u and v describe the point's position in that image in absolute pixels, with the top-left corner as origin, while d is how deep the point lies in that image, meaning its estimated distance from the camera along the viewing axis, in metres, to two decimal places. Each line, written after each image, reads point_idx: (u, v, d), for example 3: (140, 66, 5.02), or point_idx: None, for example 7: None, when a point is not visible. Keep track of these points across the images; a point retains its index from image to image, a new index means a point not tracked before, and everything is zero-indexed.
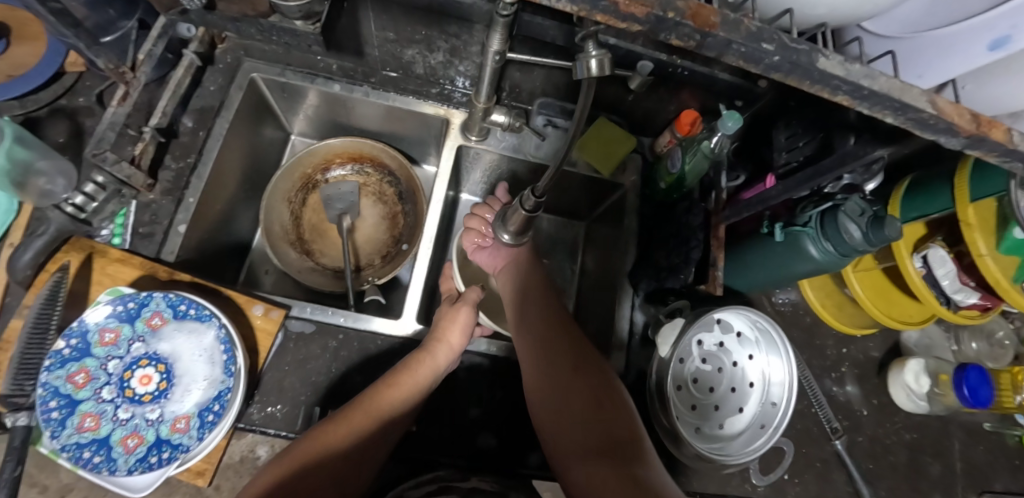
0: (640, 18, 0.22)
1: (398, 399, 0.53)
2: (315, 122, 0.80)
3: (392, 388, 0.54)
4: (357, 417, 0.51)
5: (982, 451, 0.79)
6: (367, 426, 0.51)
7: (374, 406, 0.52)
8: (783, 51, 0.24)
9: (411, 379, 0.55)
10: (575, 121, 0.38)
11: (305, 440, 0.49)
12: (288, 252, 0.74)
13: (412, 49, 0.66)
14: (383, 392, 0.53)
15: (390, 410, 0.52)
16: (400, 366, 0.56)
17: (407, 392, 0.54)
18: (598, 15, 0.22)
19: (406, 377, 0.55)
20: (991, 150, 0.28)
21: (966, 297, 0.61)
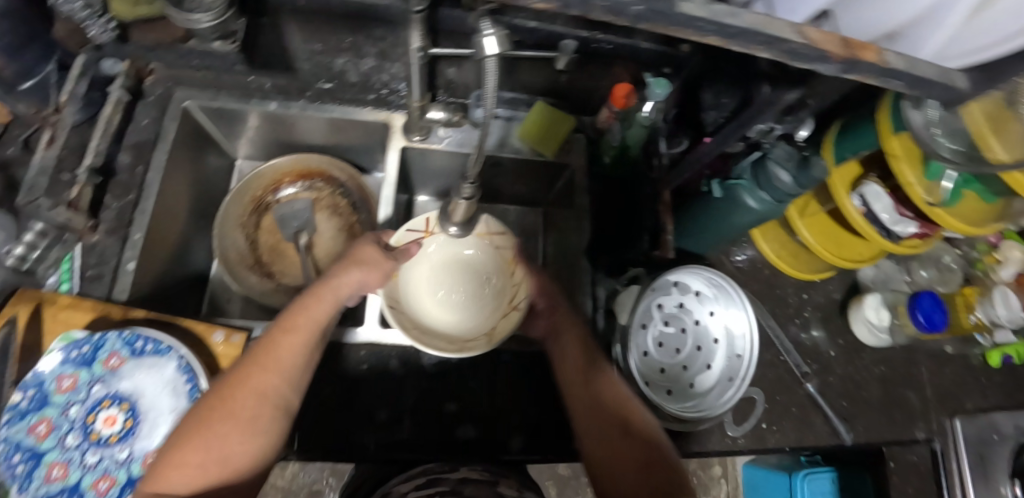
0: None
1: (288, 365, 0.50)
2: (259, 143, 0.79)
3: (285, 335, 0.51)
4: (253, 369, 0.49)
5: (949, 374, 0.82)
6: (263, 377, 0.48)
7: (247, 374, 0.48)
8: (645, 1, 0.24)
9: (296, 335, 0.51)
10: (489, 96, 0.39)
11: (192, 419, 0.46)
12: (248, 277, 0.74)
13: (342, 57, 0.66)
14: (264, 361, 0.49)
15: (283, 373, 0.50)
16: (282, 322, 0.52)
17: (288, 353, 0.50)
18: None
19: (284, 333, 0.51)
20: (866, 73, 0.29)
21: (905, 227, 0.63)
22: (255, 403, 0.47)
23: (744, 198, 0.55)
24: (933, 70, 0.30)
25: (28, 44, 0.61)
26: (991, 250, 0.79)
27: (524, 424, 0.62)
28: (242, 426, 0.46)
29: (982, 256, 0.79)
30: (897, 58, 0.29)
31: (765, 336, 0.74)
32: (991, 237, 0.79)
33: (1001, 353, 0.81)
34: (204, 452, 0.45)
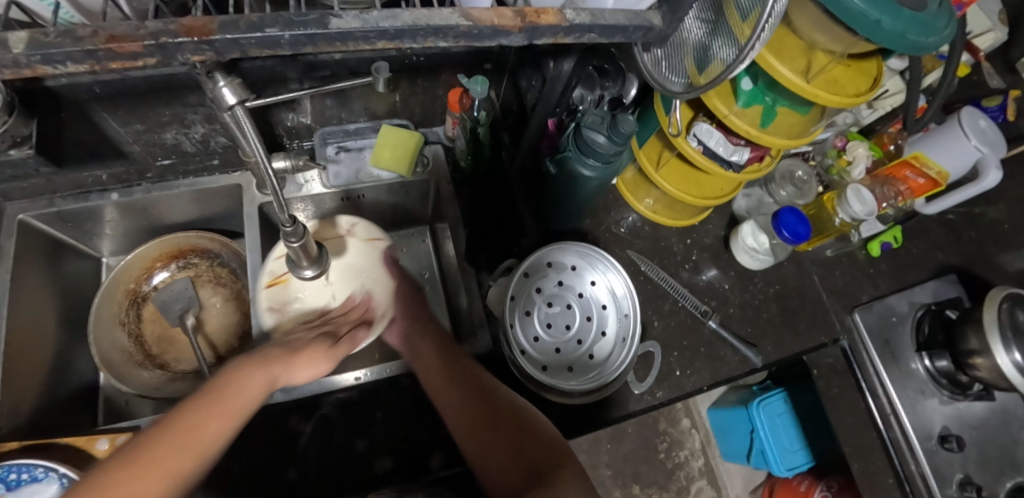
0: (140, 52, 0.24)
1: (220, 426, 0.40)
2: (120, 237, 0.77)
3: (208, 405, 0.40)
4: (215, 402, 0.41)
5: (839, 275, 0.87)
6: (225, 421, 0.40)
7: (189, 431, 0.38)
8: (291, 28, 0.25)
9: (260, 380, 0.44)
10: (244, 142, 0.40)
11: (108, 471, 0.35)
12: (139, 374, 0.72)
13: (169, 130, 0.65)
14: (207, 413, 0.40)
15: (212, 445, 0.39)
16: (243, 369, 0.44)
17: (240, 406, 0.42)
18: (105, 62, 0.24)
19: (224, 388, 0.42)
20: (555, 34, 0.30)
21: (742, 155, 0.67)
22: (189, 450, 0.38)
23: (578, 168, 0.57)
24: (623, 16, 0.32)
25: None
26: (840, 154, 0.86)
27: (441, 440, 0.62)
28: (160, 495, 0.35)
29: (835, 161, 0.86)
30: (579, 13, 0.30)
31: (661, 289, 0.77)
32: (837, 143, 0.86)
33: (878, 242, 0.88)
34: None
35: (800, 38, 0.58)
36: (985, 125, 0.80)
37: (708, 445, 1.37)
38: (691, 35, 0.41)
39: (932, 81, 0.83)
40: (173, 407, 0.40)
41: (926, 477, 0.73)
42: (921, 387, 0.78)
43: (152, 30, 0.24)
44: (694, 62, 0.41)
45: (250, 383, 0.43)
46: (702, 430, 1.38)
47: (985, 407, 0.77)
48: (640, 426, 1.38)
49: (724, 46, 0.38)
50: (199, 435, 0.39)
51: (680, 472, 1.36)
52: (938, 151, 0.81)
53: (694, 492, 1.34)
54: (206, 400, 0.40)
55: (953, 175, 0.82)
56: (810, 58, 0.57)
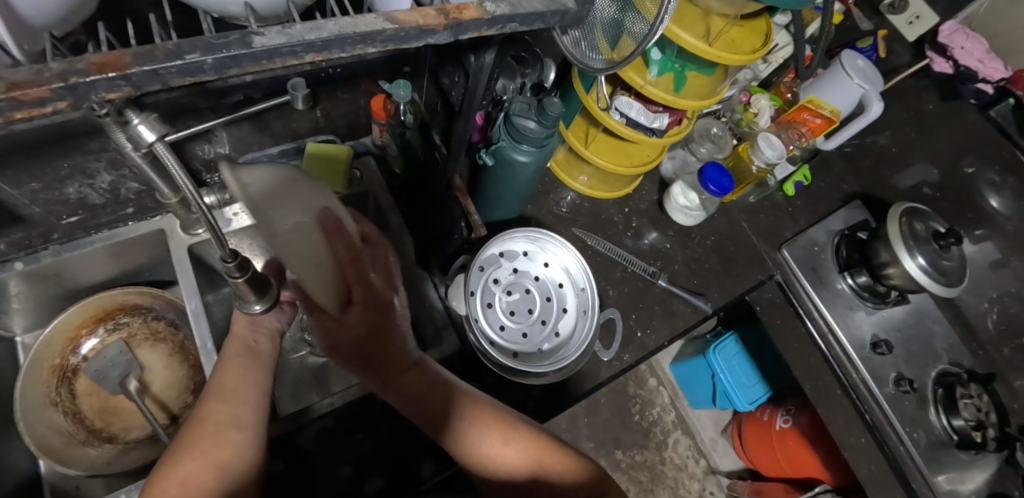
0: (48, 97, 0.21)
1: (252, 400, 0.50)
2: (31, 309, 0.69)
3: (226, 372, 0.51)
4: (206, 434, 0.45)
5: (764, 217, 0.95)
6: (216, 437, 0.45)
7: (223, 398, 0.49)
8: (213, 52, 0.24)
9: (235, 376, 0.50)
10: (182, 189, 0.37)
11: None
12: (85, 453, 0.66)
13: (71, 184, 0.60)
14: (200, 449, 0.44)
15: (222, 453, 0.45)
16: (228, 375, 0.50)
17: (227, 418, 0.47)
18: (11, 115, 0.21)
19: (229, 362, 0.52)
20: (478, 28, 0.31)
21: (662, 121, 0.71)
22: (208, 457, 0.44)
23: (513, 155, 0.58)
24: (540, 3, 0.34)
25: None
26: (747, 108, 0.93)
27: (427, 446, 0.62)
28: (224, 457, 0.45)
29: (743, 115, 0.93)
30: (498, 5, 0.32)
31: (610, 258, 0.81)
32: (742, 98, 0.93)
33: (791, 182, 0.97)
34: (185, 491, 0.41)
35: (696, 5, 0.62)
36: (863, 64, 0.89)
37: (676, 398, 1.45)
38: (603, 12, 0.43)
39: (813, 30, 0.92)
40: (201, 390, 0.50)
41: (866, 382, 0.82)
42: (848, 303, 0.87)
43: (59, 72, 0.21)
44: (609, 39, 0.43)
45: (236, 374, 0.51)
46: (669, 385, 1.46)
47: (903, 310, 0.88)
48: (613, 394, 1.43)
49: (634, 19, 0.42)
50: (235, 401, 0.49)
51: (656, 428, 1.43)
52: (829, 93, 0.90)
53: (672, 444, 1.42)
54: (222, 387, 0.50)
55: (844, 112, 0.92)
56: (709, 23, 0.62)
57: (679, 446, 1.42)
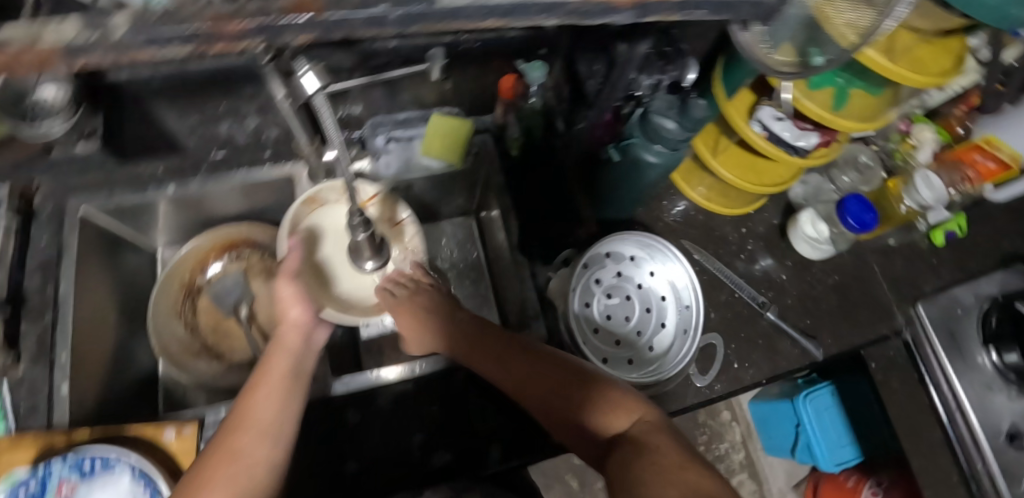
0: (246, 34, 0.23)
1: (277, 414, 0.49)
2: (173, 229, 0.78)
3: (251, 394, 0.50)
4: (221, 456, 0.46)
5: (899, 264, 0.84)
6: (241, 443, 0.46)
7: (255, 387, 0.50)
8: (399, 6, 0.24)
9: (264, 400, 0.49)
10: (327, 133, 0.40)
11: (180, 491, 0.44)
12: (196, 364, 0.73)
13: (224, 123, 0.66)
14: (213, 479, 0.44)
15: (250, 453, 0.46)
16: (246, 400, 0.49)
17: (240, 456, 0.46)
18: (215, 45, 0.23)
19: (264, 375, 0.51)
20: (664, 11, 0.28)
21: (809, 141, 0.64)
22: (230, 466, 0.45)
23: (644, 155, 0.56)
24: None
25: None
26: (905, 138, 0.82)
27: (499, 432, 0.61)
28: (236, 472, 0.45)
29: (898, 146, 0.82)
30: None
31: (716, 279, 0.75)
32: (901, 126, 0.81)
33: (942, 230, 0.83)
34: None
35: None
36: None
37: (748, 438, 1.35)
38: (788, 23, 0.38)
39: None
40: (230, 404, 0.50)
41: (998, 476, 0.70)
42: (987, 383, 0.73)
43: (258, 10, 0.22)
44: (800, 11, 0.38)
45: (278, 361, 0.53)
46: (743, 423, 1.36)
47: None
48: (679, 419, 1.36)
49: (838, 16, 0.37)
50: (259, 422, 0.48)
51: (719, 464, 1.34)
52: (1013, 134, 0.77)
53: (735, 485, 1.32)
54: (248, 387, 0.51)
55: None
56: (894, 36, 0.54)
57: (741, 490, 1.32)
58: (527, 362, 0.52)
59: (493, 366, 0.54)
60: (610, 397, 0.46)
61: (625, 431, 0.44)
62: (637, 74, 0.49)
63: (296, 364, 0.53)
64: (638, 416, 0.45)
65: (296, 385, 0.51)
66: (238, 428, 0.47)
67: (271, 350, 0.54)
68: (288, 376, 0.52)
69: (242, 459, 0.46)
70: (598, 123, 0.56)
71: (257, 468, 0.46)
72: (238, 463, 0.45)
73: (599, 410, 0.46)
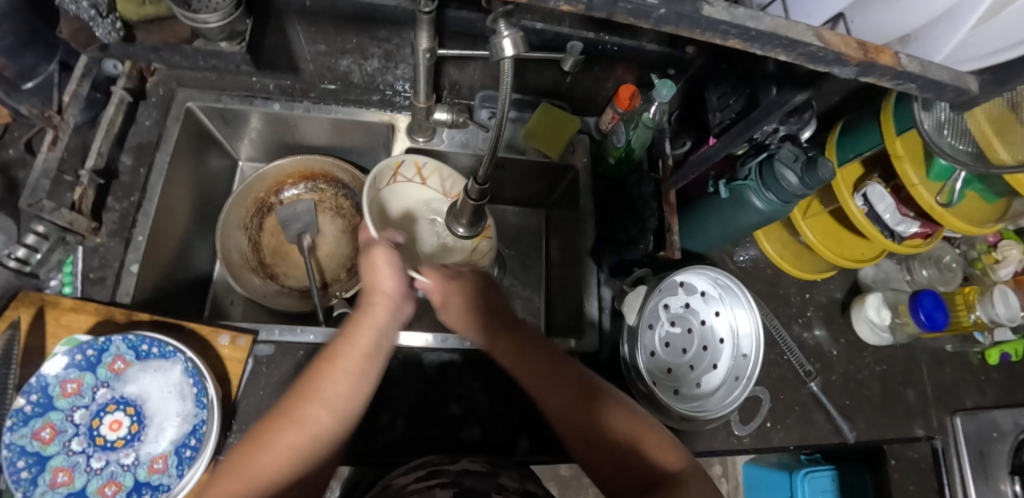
0: None
1: (348, 393, 0.47)
2: (261, 145, 0.79)
3: (328, 367, 0.47)
4: (284, 430, 0.44)
5: (948, 372, 0.82)
6: (293, 437, 0.44)
7: (338, 357, 0.48)
8: (668, 3, 0.23)
9: (342, 385, 0.47)
10: (499, 108, 0.37)
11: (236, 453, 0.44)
12: (251, 278, 0.75)
13: (346, 58, 0.66)
14: (269, 446, 0.43)
15: (321, 439, 0.45)
16: (316, 375, 0.47)
17: (305, 436, 0.44)
18: None
19: (346, 349, 0.48)
20: (881, 75, 0.29)
21: (908, 227, 0.63)
22: (298, 439, 0.44)
23: (752, 198, 0.56)
24: (946, 74, 0.31)
25: (30, 42, 0.60)
26: (990, 250, 0.81)
27: (531, 425, 0.62)
28: (298, 446, 0.44)
29: (981, 255, 0.81)
30: (911, 61, 0.29)
31: (768, 336, 0.75)
32: (990, 237, 0.81)
33: (1000, 350, 0.82)
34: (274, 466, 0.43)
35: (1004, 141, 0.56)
36: None
37: None
38: (942, 114, 0.47)
39: None
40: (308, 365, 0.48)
41: None
42: None
43: None
44: (995, 118, 0.47)
45: (364, 334, 0.49)
46: None
47: None
48: None
49: None
50: (328, 403, 0.46)
51: None
52: None
53: None
54: (332, 351, 0.48)
55: None
56: None
57: None
58: (558, 373, 0.54)
59: (537, 382, 0.53)
60: (633, 417, 0.50)
61: (672, 471, 0.46)
62: (769, 119, 0.48)
63: (382, 328, 0.50)
64: (684, 462, 0.48)
65: (372, 369, 0.49)
66: (290, 421, 0.45)
67: (357, 319, 0.50)
68: (363, 364, 0.48)
69: (296, 451, 0.44)
70: (716, 159, 0.57)
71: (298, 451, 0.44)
72: (299, 437, 0.44)
73: (623, 425, 0.49)
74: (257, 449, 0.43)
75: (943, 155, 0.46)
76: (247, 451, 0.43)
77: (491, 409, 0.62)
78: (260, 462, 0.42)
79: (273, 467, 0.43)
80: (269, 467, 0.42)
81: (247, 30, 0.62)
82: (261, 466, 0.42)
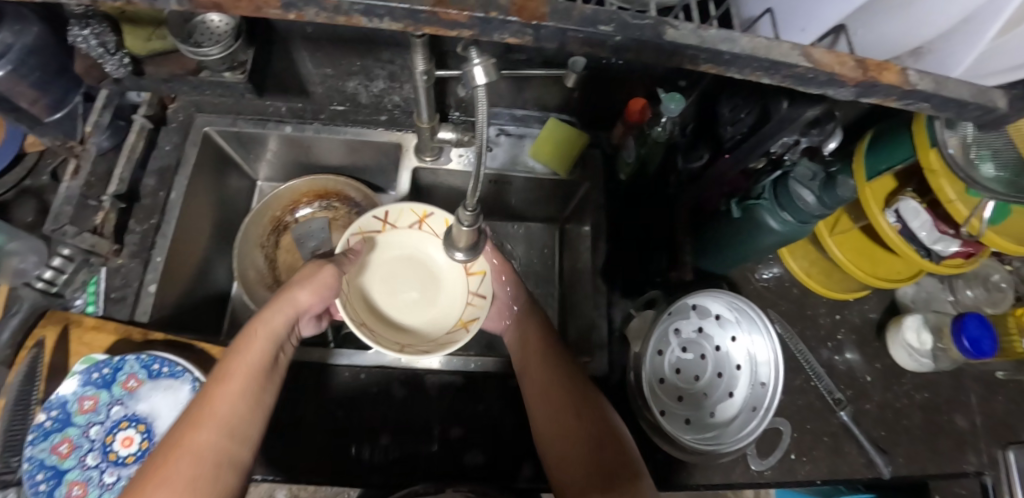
0: (464, 23, 0.22)
1: (248, 415, 0.44)
2: (279, 165, 0.81)
3: (219, 385, 0.45)
4: (180, 457, 0.40)
5: (1001, 401, 0.74)
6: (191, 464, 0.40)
7: (213, 395, 0.44)
8: (626, 30, 0.22)
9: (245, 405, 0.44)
10: (479, 137, 0.36)
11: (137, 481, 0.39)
12: (266, 296, 0.76)
13: (352, 80, 0.69)
14: (169, 471, 0.39)
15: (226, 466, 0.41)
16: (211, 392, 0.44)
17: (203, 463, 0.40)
18: (426, 28, 0.23)
19: (238, 366, 0.46)
20: (888, 95, 0.26)
21: (948, 246, 0.58)
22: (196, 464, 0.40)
23: (766, 218, 0.52)
24: (968, 90, 0.27)
25: (59, 76, 0.63)
26: None
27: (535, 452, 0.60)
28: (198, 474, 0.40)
29: None
30: (923, 77, 0.26)
31: (793, 360, 0.71)
32: None
33: None
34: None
35: None
36: None
37: None
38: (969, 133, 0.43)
39: None
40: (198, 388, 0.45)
41: None
42: None
43: (484, 3, 0.22)
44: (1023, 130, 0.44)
45: (233, 369, 0.46)
46: None
47: None
48: None
49: None
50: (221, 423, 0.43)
51: None
52: None
53: None
54: (205, 393, 0.44)
55: None
56: None
57: None
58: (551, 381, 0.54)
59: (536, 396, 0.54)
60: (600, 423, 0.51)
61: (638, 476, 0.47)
62: (783, 133, 0.44)
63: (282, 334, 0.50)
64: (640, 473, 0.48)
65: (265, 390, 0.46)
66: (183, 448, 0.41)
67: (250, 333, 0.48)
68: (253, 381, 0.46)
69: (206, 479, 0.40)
70: (728, 175, 0.54)
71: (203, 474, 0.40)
72: (198, 463, 0.40)
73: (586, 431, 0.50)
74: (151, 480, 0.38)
75: (978, 182, 0.43)
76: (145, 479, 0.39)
77: (493, 437, 0.60)
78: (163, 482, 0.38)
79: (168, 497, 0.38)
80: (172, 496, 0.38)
81: (249, 59, 0.64)
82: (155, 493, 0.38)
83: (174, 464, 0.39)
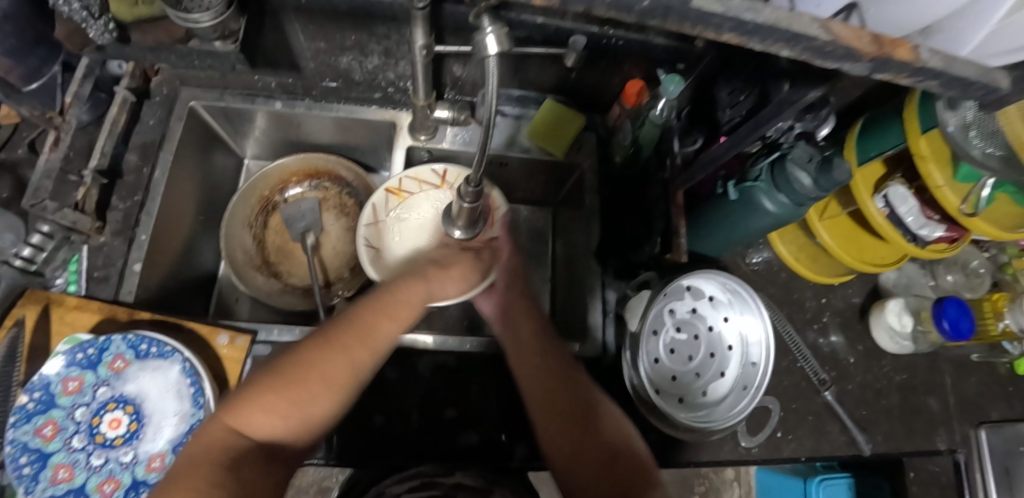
0: None
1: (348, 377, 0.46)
2: (266, 143, 0.79)
3: (324, 350, 0.45)
4: (286, 388, 0.43)
5: (974, 382, 0.77)
6: (295, 391, 0.43)
7: (370, 338, 0.47)
8: None
9: (340, 363, 0.45)
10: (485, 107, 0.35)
11: (251, 389, 0.43)
12: (255, 278, 0.75)
13: (347, 56, 0.68)
14: (274, 400, 0.43)
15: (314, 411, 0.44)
16: (320, 354, 0.45)
17: (321, 390, 0.44)
18: None
19: (352, 327, 0.47)
20: (899, 71, 0.26)
21: (932, 231, 0.60)
22: (289, 404, 0.43)
23: (763, 200, 0.53)
24: (973, 69, 0.28)
25: (35, 45, 0.60)
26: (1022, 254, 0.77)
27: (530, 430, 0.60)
28: (289, 415, 0.43)
29: (1012, 260, 0.77)
30: (934, 55, 0.26)
31: (781, 342, 0.73)
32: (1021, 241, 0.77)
33: None
34: (269, 426, 0.42)
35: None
36: None
37: None
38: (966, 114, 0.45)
39: None
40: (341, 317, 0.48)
41: None
42: None
43: None
44: None
45: (380, 322, 0.48)
46: None
47: None
48: None
49: None
50: (319, 380, 0.44)
51: None
52: None
53: None
54: (367, 316, 0.48)
55: None
56: None
57: None
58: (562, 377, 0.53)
59: (532, 385, 0.53)
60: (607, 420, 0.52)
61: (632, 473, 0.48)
62: (782, 115, 0.45)
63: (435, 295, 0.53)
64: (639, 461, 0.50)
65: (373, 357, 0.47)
66: (302, 378, 0.44)
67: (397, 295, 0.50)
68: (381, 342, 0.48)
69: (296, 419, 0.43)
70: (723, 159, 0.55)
71: (282, 420, 0.43)
72: (297, 395, 0.43)
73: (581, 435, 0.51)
74: (250, 408, 0.42)
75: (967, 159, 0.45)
76: (254, 394, 0.43)
77: (490, 417, 0.61)
78: (261, 408, 0.42)
79: (267, 425, 0.42)
80: (255, 427, 0.42)
81: (241, 28, 0.61)
82: (256, 418, 0.42)
83: (264, 407, 0.42)
